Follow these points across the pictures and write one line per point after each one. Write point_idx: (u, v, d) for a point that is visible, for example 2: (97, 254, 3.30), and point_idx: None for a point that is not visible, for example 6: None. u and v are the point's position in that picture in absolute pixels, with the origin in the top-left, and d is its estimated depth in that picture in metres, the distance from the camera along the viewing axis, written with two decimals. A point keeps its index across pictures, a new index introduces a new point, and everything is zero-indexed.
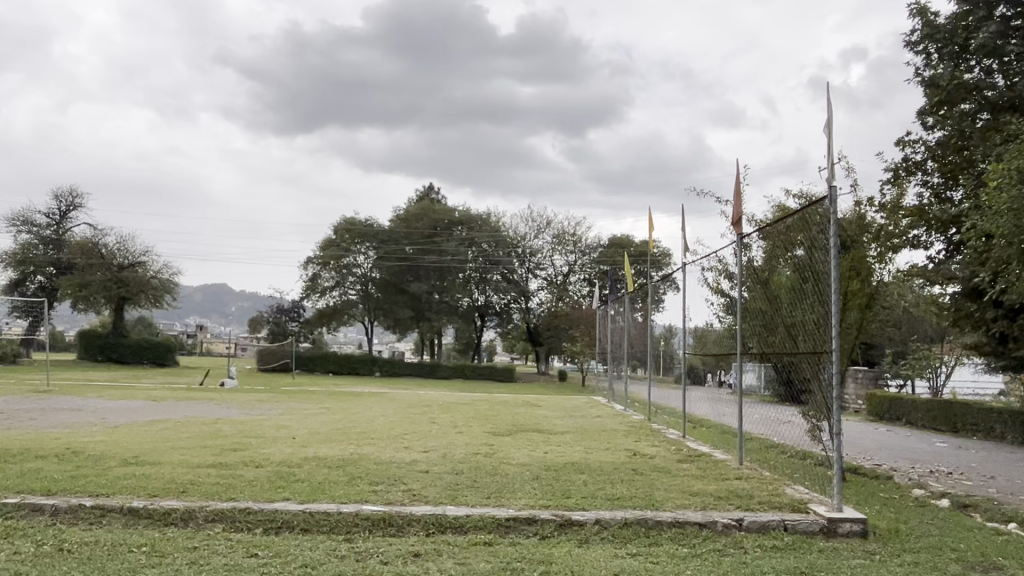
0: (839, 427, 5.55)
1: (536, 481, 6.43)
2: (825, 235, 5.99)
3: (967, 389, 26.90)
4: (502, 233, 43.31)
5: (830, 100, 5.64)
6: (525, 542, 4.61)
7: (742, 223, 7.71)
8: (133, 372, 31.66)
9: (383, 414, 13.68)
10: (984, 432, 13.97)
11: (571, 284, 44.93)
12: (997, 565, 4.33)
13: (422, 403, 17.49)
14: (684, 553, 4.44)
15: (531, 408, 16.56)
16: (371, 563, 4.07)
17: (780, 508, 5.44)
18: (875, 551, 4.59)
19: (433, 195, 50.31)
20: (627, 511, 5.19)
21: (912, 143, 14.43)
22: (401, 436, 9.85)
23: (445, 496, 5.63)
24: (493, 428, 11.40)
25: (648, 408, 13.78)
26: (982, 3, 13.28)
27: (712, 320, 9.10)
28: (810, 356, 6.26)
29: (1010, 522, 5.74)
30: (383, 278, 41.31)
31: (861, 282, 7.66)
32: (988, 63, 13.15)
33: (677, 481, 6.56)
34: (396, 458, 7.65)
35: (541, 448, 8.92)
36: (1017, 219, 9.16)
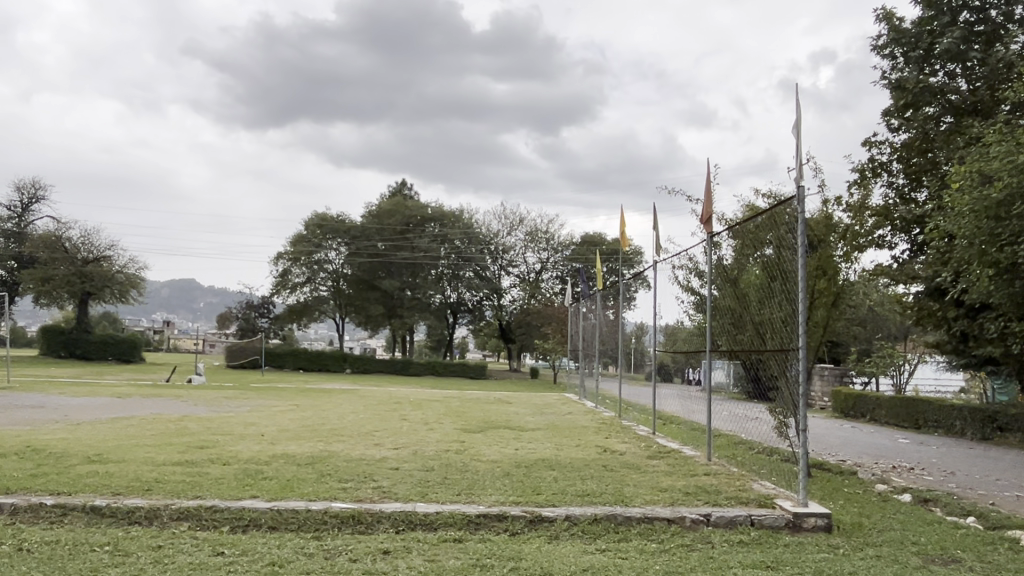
0: (806, 424, 5.63)
1: (506, 477, 6.44)
2: (792, 234, 6.08)
3: (930, 386, 27.71)
4: (475, 230, 43.29)
5: (799, 102, 5.71)
6: (495, 539, 4.61)
7: (712, 222, 7.79)
8: (96, 372, 28.41)
9: (353, 411, 13.55)
10: (945, 428, 14.32)
11: (543, 280, 45.21)
12: (955, 558, 4.44)
13: (393, 399, 17.45)
14: (653, 548, 4.47)
15: (503, 405, 16.61)
16: (340, 561, 4.04)
17: (747, 504, 5.51)
18: (839, 546, 4.67)
19: (406, 191, 50.05)
20: (597, 507, 5.23)
21: (878, 144, 14.70)
22: (371, 433, 9.77)
23: (415, 493, 5.62)
24: (464, 424, 11.40)
25: (619, 405, 13.86)
26: (946, 9, 13.59)
27: (683, 318, 9.19)
28: (778, 354, 6.36)
29: (968, 516, 5.89)
30: (354, 274, 41.04)
31: (828, 280, 7.80)
32: (952, 67, 13.48)
33: (645, 478, 6.61)
34: (366, 456, 7.57)
35: (512, 445, 8.90)
36: (978, 220, 9.48)
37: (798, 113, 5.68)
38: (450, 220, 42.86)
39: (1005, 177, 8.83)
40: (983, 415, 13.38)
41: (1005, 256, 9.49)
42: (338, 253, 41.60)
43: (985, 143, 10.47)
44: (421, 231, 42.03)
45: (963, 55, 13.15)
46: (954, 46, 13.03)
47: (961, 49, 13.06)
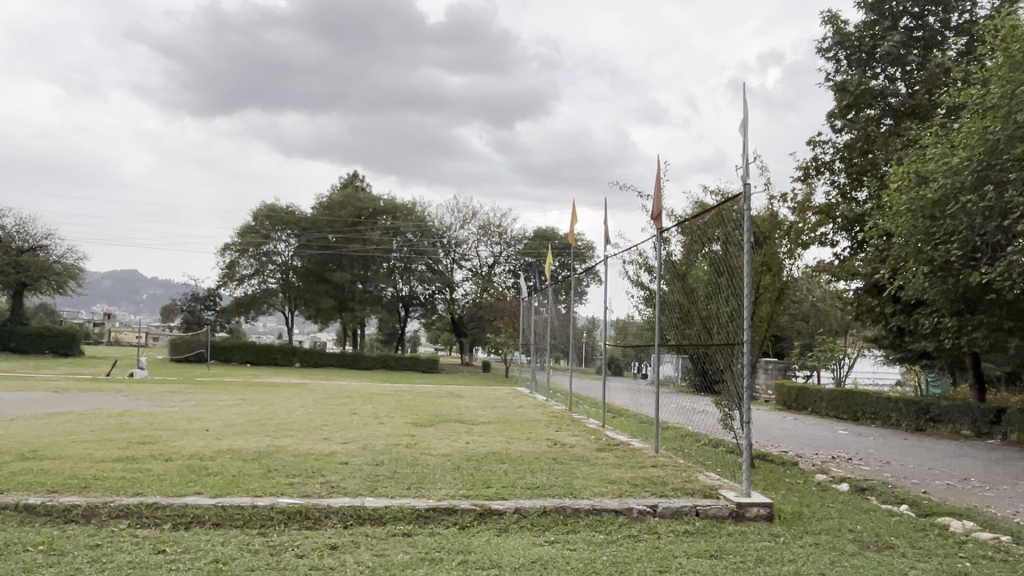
0: (750, 416, 5.79)
1: (457, 471, 6.45)
2: (739, 231, 6.21)
3: (868, 378, 28.86)
4: (428, 223, 43.00)
5: (747, 102, 5.84)
6: (444, 532, 4.61)
7: (661, 218, 7.91)
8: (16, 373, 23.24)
9: (302, 406, 13.36)
10: (882, 420, 14.85)
11: (495, 274, 45.46)
12: (889, 545, 4.61)
13: (342, 394, 17.28)
14: (601, 540, 4.52)
15: (454, 399, 16.61)
16: (286, 557, 3.98)
17: (693, 494, 5.63)
18: (779, 534, 4.81)
19: (358, 183, 49.49)
20: (546, 499, 5.26)
21: (822, 144, 15.13)
22: (320, 428, 9.65)
23: (364, 487, 5.57)
24: (415, 419, 11.38)
25: (569, 398, 13.99)
26: (887, 14, 14.03)
27: (633, 313, 9.33)
28: (723, 348, 6.51)
29: (902, 503, 6.13)
30: (304, 266, 40.37)
31: (772, 276, 8.00)
32: (892, 71, 13.94)
33: (594, 470, 6.69)
34: (315, 450, 7.49)
35: (463, 439, 8.91)
36: (914, 219, 9.90)
37: (745, 113, 5.80)
38: (403, 212, 42.17)
39: (940, 178, 9.26)
40: (918, 407, 13.91)
41: (939, 254, 9.94)
42: (288, 245, 40.82)
43: (922, 146, 10.89)
44: (373, 223, 41.49)
45: (903, 59, 13.66)
46: (895, 50, 13.51)
47: (900, 53, 13.57)
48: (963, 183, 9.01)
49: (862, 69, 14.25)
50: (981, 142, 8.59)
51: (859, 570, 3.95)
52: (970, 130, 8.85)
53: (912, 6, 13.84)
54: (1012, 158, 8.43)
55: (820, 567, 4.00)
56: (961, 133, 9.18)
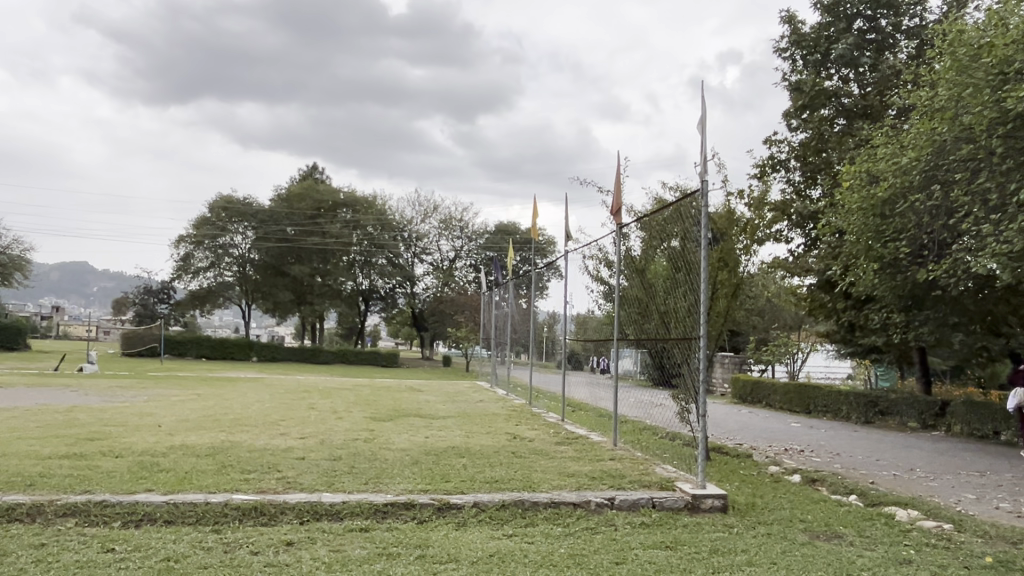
0: (706, 408, 5.87)
1: (416, 466, 6.41)
2: (697, 227, 6.29)
3: (820, 372, 29.61)
4: (388, 216, 42.56)
5: (705, 100, 5.90)
6: (402, 527, 4.59)
7: (621, 213, 7.97)
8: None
9: (259, 401, 13.14)
10: (833, 412, 15.24)
11: (456, 269, 45.37)
12: (837, 533, 4.74)
13: (300, 388, 17.05)
14: (559, 532, 4.55)
15: (414, 393, 16.53)
16: (240, 554, 3.92)
17: (650, 487, 5.70)
18: (733, 525, 4.90)
19: (317, 175, 48.86)
20: (504, 493, 5.27)
21: (778, 143, 15.40)
22: (277, 423, 9.50)
23: (321, 482, 5.52)
24: (374, 413, 11.29)
25: (530, 392, 14.04)
26: (842, 16, 14.33)
27: (593, 308, 9.41)
28: (681, 342, 6.58)
29: (851, 494, 6.30)
30: (262, 259, 39.72)
31: (729, 272, 8.13)
32: (846, 72, 14.27)
33: (552, 464, 6.71)
34: (271, 446, 7.38)
35: (422, 433, 8.86)
36: (865, 217, 10.16)
37: (704, 111, 5.86)
38: (363, 205, 41.76)
39: (890, 177, 9.49)
40: (867, 400, 14.30)
41: (888, 251, 10.19)
42: (245, 237, 40.12)
43: (873, 145, 11.17)
44: (332, 216, 40.93)
45: (856, 60, 13.97)
46: (848, 52, 13.80)
47: (854, 54, 13.87)
48: (912, 182, 9.26)
49: (817, 70, 14.51)
50: (929, 143, 8.83)
51: (808, 558, 4.05)
52: (919, 130, 9.10)
53: (864, 9, 14.17)
54: (958, 159, 8.70)
55: (772, 556, 4.08)
56: (910, 134, 9.44)
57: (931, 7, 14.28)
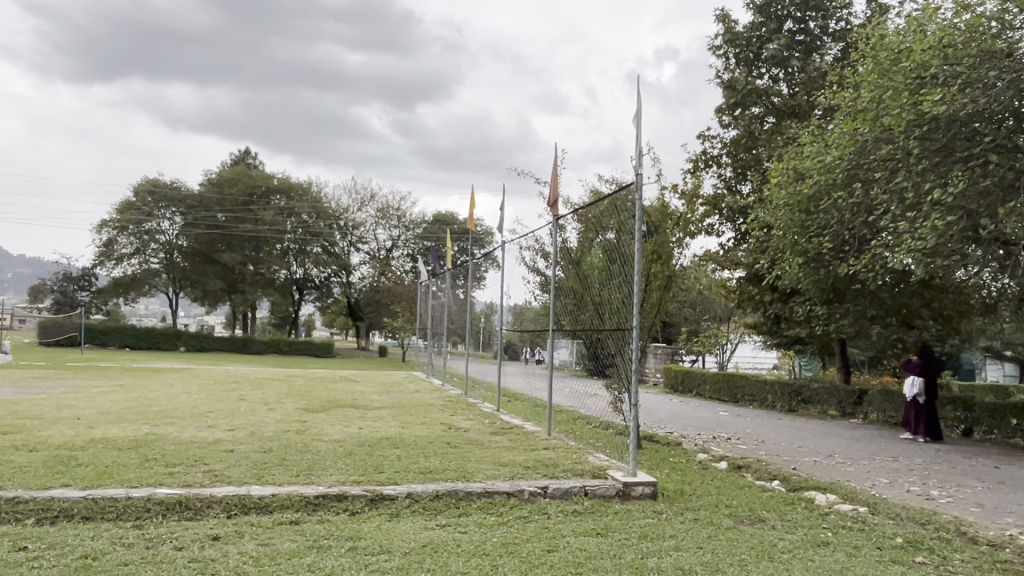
0: (638, 398, 5.99)
1: (348, 457, 6.33)
2: (631, 219, 6.39)
3: (748, 363, 30.59)
4: (323, 204, 41.61)
5: (641, 94, 5.99)
6: (333, 519, 4.52)
7: (558, 205, 8.04)
8: None
9: (186, 392, 12.74)
10: (759, 401, 15.78)
11: (393, 258, 44.89)
12: (761, 518, 4.91)
13: (231, 379, 16.61)
14: (492, 522, 4.57)
15: (349, 384, 16.30)
16: (163, 550, 3.80)
17: (582, 475, 5.79)
18: (662, 511, 5.02)
19: (249, 160, 47.51)
20: (438, 484, 5.27)
21: (711, 138, 15.78)
22: (206, 414, 9.24)
23: (250, 475, 5.39)
24: (306, 404, 11.08)
25: (467, 381, 14.04)
26: (774, 17, 14.74)
27: (530, 299, 9.47)
28: (615, 333, 6.70)
29: (774, 479, 6.54)
30: (190, 246, 38.41)
31: (661, 265, 8.31)
32: (776, 71, 14.72)
33: (487, 454, 6.73)
34: (198, 438, 7.17)
35: (356, 424, 8.75)
36: (792, 213, 10.57)
37: (640, 105, 5.96)
38: (297, 192, 40.84)
39: (815, 175, 9.88)
40: (791, 389, 14.84)
41: (812, 246, 10.61)
42: (173, 223, 38.73)
43: (799, 145, 11.57)
44: (265, 203, 39.83)
45: (786, 61, 14.42)
46: (779, 52, 14.24)
47: (785, 55, 14.32)
48: (835, 180, 9.67)
49: (749, 69, 14.92)
50: (851, 143, 9.21)
51: (732, 543, 4.17)
52: (842, 130, 9.46)
53: (795, 11, 14.64)
54: (877, 159, 9.08)
55: (698, 541, 4.20)
56: (834, 134, 9.80)
57: (856, 12, 14.89)
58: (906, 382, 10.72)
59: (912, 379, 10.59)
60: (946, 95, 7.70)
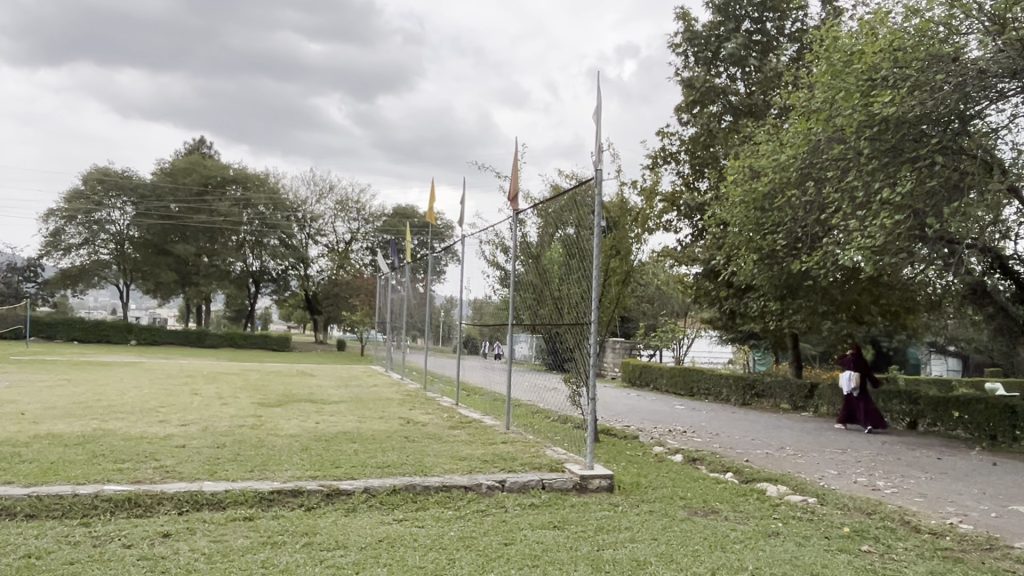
0: (595, 392, 6.03)
1: (304, 452, 6.25)
2: (591, 214, 6.43)
3: (704, 357, 31.07)
4: (281, 195, 40.89)
5: (601, 90, 6.03)
6: (288, 515, 4.46)
7: (518, 199, 8.04)
8: None
9: (136, 386, 12.45)
10: (714, 395, 16.07)
11: (352, 251, 44.41)
12: (714, 509, 5.01)
13: (184, 373, 16.26)
14: (449, 516, 4.57)
15: (306, 378, 16.10)
16: (111, 548, 3.71)
17: (540, 469, 5.83)
18: (618, 503, 5.08)
19: (204, 150, 46.47)
20: (396, 478, 5.24)
21: (670, 135, 15.96)
22: (157, 409, 9.03)
23: (202, 471, 5.29)
24: (262, 398, 10.93)
25: (425, 375, 13.97)
26: (732, 17, 14.96)
27: (490, 293, 9.48)
28: (573, 327, 6.75)
29: (728, 471, 6.68)
30: (142, 237, 37.45)
31: (620, 259, 8.41)
32: (734, 70, 14.95)
33: (445, 448, 6.72)
34: (148, 433, 7.00)
35: (312, 419, 8.64)
36: (747, 210, 10.79)
37: (599, 101, 5.99)
38: (254, 182, 40.09)
39: (769, 173, 10.10)
40: (745, 383, 15.14)
41: (766, 243, 10.84)
42: (123, 212, 37.70)
43: (755, 143, 11.77)
44: (220, 193, 39.07)
45: (744, 60, 14.66)
46: (737, 52, 14.47)
47: (742, 54, 14.55)
48: (788, 178, 9.88)
49: (707, 67, 15.11)
50: (805, 142, 9.41)
51: (685, 534, 4.24)
52: (796, 130, 9.67)
53: (752, 11, 14.89)
54: (829, 158, 9.30)
55: (652, 533, 4.25)
56: (789, 133, 9.99)
57: (811, 14, 15.20)
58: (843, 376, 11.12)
59: (849, 374, 10.98)
60: (896, 97, 7.91)
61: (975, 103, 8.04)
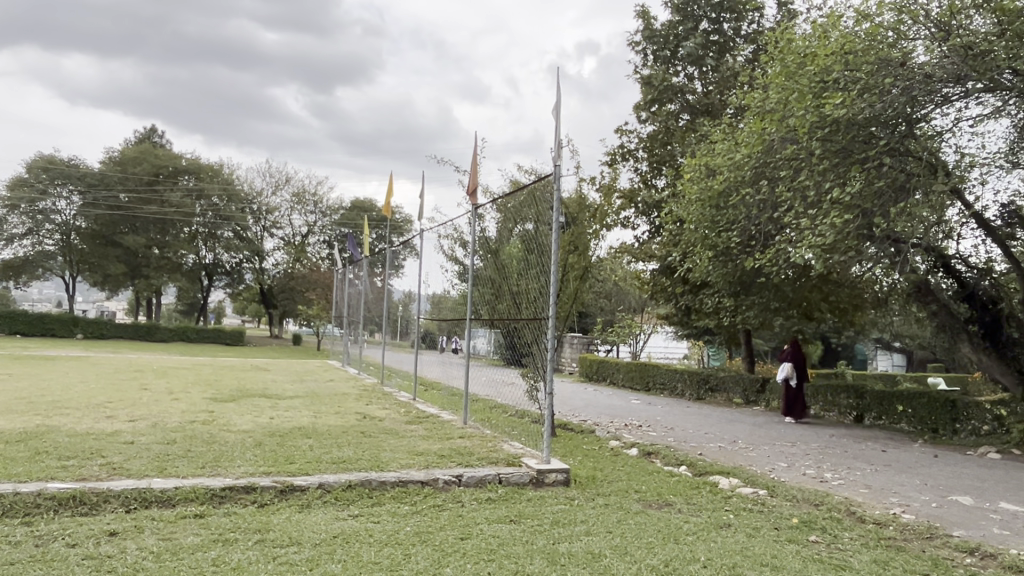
0: (552, 387, 6.07)
1: (258, 448, 6.15)
2: (549, 210, 6.46)
3: (660, 353, 31.52)
4: (235, 186, 40.05)
5: (560, 87, 6.05)
6: (240, 511, 4.39)
7: (477, 194, 8.02)
8: None
9: (82, 381, 12.10)
10: (669, 389, 16.30)
11: (309, 244, 43.78)
12: (668, 502, 5.09)
13: (133, 368, 15.84)
14: (405, 511, 4.55)
15: (260, 373, 15.85)
16: (55, 547, 3.60)
17: (497, 463, 5.85)
18: (574, 497, 5.12)
19: (156, 139, 45.29)
20: (352, 473, 5.20)
21: (628, 133, 16.11)
22: (104, 405, 8.77)
23: (152, 468, 5.16)
24: (214, 394, 10.71)
25: (382, 370, 13.86)
26: (690, 16, 15.15)
27: (448, 288, 9.46)
28: (531, 323, 6.77)
29: (681, 464, 6.79)
30: (89, 227, 36.38)
31: (578, 255, 8.46)
32: (691, 70, 15.14)
33: (402, 443, 6.69)
34: (94, 430, 6.80)
35: (267, 414, 8.50)
36: (703, 208, 10.95)
37: (559, 97, 6.02)
38: (207, 173, 39.21)
39: (725, 172, 10.27)
40: (699, 377, 15.39)
41: (721, 240, 11.02)
42: (69, 202, 36.54)
43: (711, 142, 11.94)
44: (172, 183, 38.08)
45: (701, 60, 14.89)
46: (695, 51, 14.67)
47: (700, 54, 14.78)
48: (743, 177, 10.07)
49: (665, 66, 15.29)
50: (759, 142, 9.59)
51: (639, 527, 4.29)
52: (751, 130, 9.85)
53: (710, 12, 15.09)
54: (783, 158, 9.50)
55: (607, 526, 4.30)
56: (744, 132, 10.15)
57: (766, 17, 15.51)
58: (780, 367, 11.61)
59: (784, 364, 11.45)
60: (847, 99, 8.12)
61: (921, 106, 8.31)
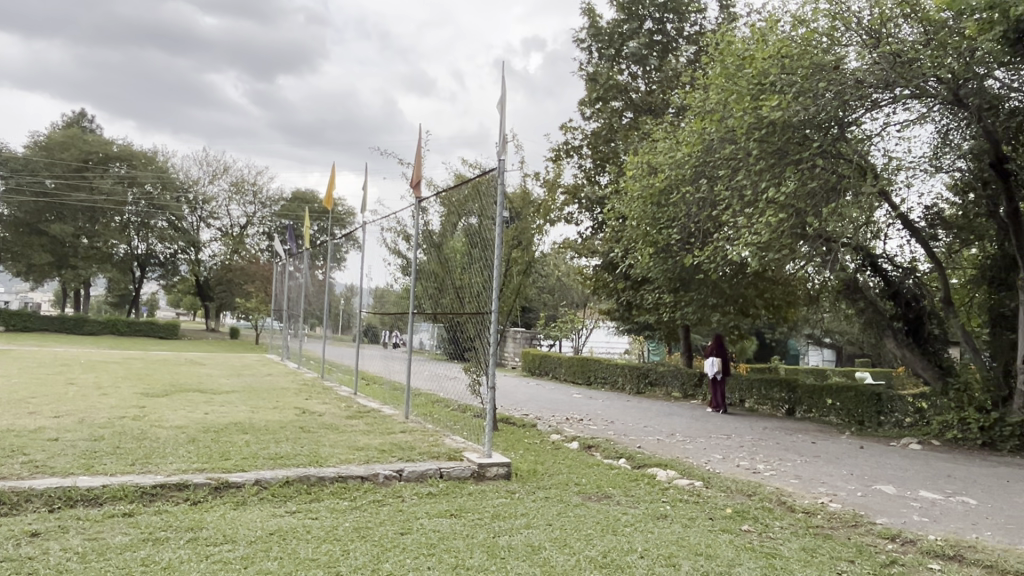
0: (496, 381, 6.08)
1: (192, 444, 5.98)
2: (493, 204, 6.46)
3: (601, 348, 31.95)
4: (170, 174, 38.76)
5: (505, 82, 6.06)
6: (171, 509, 4.26)
7: (421, 187, 7.97)
8: None
9: (3, 375, 11.55)
10: (611, 384, 16.51)
11: (248, 236, 42.73)
12: (607, 494, 5.16)
13: (59, 362, 15.21)
14: (343, 507, 4.49)
15: (196, 367, 15.40)
16: None
17: (438, 457, 5.83)
18: (515, 491, 5.14)
19: (85, 124, 43.49)
20: (289, 469, 5.10)
21: (573, 129, 16.23)
22: (26, 401, 8.39)
23: (78, 466, 4.96)
24: (145, 389, 10.35)
25: (323, 364, 13.64)
26: (635, 16, 15.33)
27: (391, 281, 9.38)
28: (474, 317, 6.78)
29: (620, 458, 6.90)
30: (12, 215, 34.73)
31: (521, 250, 8.49)
32: (635, 68, 15.32)
33: (342, 438, 6.61)
34: (15, 427, 6.49)
35: (201, 410, 8.27)
36: (644, 205, 11.11)
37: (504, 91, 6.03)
38: (140, 160, 37.83)
39: (666, 170, 10.45)
40: (639, 372, 15.65)
41: (663, 236, 11.21)
42: None
43: (652, 141, 12.12)
44: (103, 170, 36.60)
45: (644, 59, 15.11)
46: (638, 51, 14.87)
47: (644, 53, 15.00)
48: (683, 175, 10.25)
49: (610, 64, 15.44)
50: (699, 142, 9.79)
51: (579, 520, 4.33)
52: (692, 129, 10.04)
53: (654, 12, 15.30)
54: (721, 157, 9.71)
55: (548, 519, 4.33)
56: (684, 132, 10.34)
57: (708, 18, 15.82)
58: (708, 361, 11.93)
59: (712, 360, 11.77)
60: (783, 102, 8.36)
61: (853, 111, 8.62)
